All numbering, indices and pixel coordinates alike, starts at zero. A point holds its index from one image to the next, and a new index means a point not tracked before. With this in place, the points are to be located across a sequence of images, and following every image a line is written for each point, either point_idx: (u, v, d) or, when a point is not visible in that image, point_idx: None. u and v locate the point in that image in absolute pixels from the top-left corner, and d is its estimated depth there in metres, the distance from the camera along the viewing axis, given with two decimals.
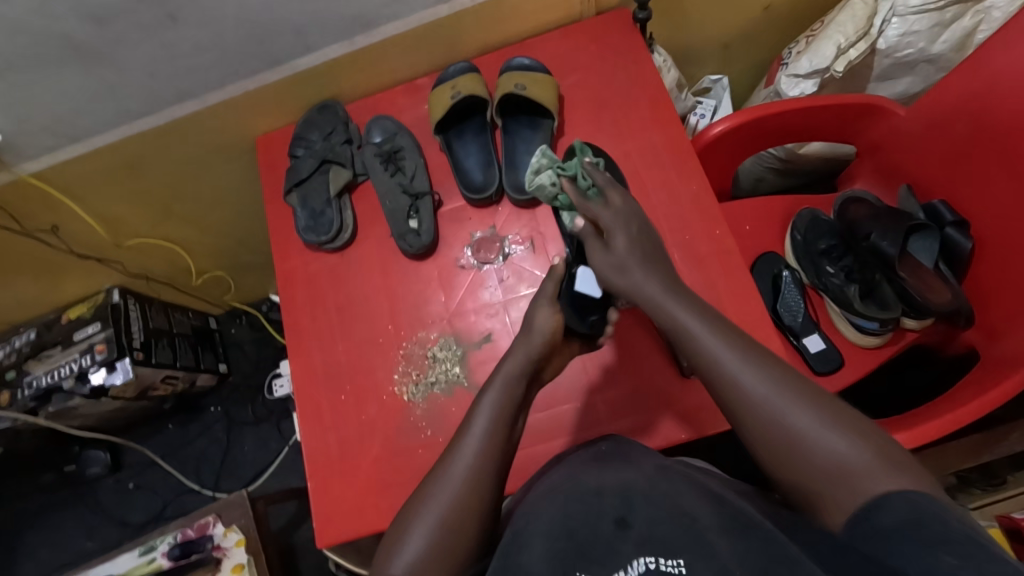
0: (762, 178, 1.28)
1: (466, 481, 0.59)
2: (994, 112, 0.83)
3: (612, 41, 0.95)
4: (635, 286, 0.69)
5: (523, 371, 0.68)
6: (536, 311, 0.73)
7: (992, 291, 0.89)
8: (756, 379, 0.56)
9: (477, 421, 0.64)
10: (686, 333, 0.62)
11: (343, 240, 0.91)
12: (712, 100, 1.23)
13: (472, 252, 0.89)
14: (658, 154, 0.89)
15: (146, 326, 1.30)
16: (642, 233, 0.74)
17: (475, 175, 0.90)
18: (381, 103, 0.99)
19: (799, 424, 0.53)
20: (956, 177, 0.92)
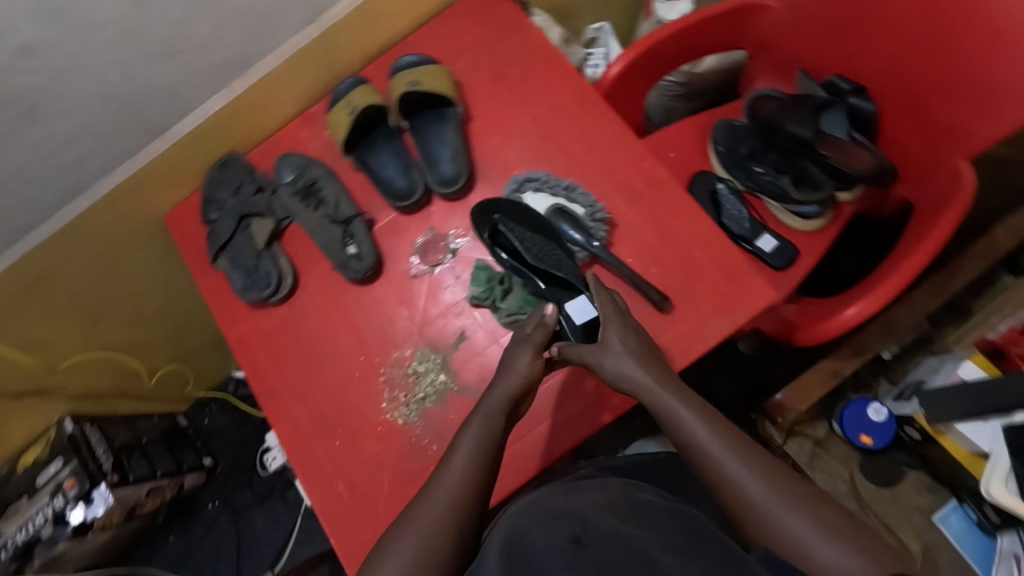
0: (672, 107, 1.31)
1: (453, 507, 0.62)
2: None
3: (488, 15, 0.95)
4: (624, 373, 0.69)
5: (505, 405, 0.69)
6: (515, 354, 0.73)
7: (905, 146, 0.97)
8: (756, 483, 0.59)
9: (464, 442, 0.67)
10: (691, 428, 0.64)
11: (286, 288, 0.88)
12: (602, 48, 1.25)
13: (419, 258, 0.87)
14: (567, 109, 0.89)
15: (112, 445, 1.25)
16: (631, 329, 0.72)
17: (398, 183, 0.86)
18: (282, 142, 0.96)
19: (797, 535, 0.56)
20: (851, 45, 0.96)
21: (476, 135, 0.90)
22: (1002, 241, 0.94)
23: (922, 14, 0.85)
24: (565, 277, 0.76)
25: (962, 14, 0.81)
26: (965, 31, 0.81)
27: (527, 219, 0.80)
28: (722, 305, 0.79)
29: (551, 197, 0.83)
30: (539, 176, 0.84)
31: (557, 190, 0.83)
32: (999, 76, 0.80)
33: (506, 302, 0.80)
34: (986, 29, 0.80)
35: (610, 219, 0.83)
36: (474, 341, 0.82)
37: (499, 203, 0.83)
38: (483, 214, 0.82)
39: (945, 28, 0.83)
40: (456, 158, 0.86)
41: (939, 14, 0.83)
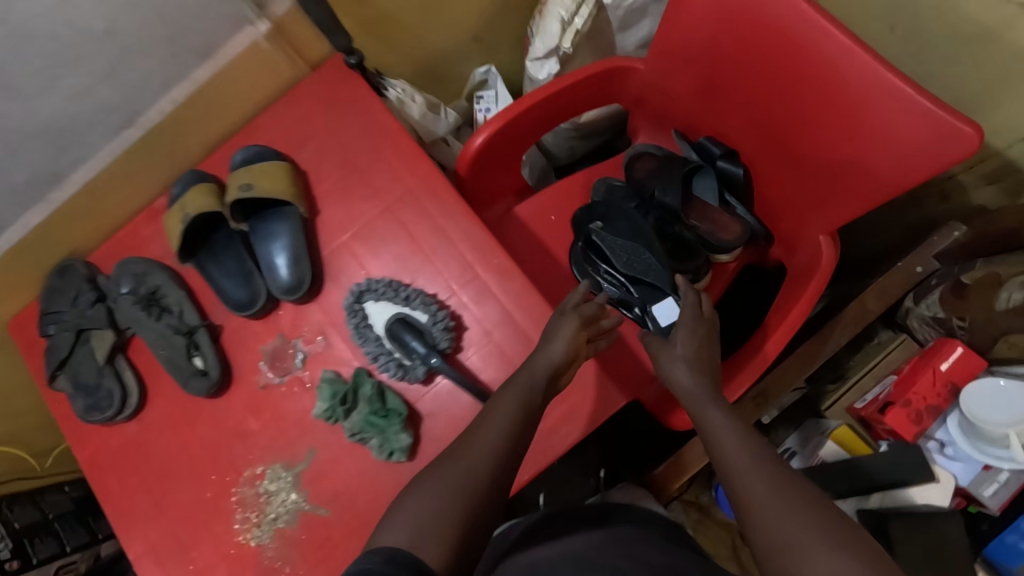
0: (572, 145, 1.32)
1: (478, 468, 0.63)
2: (737, 21, 0.79)
3: (335, 97, 0.90)
4: (670, 370, 0.73)
5: (543, 374, 0.70)
6: (557, 322, 0.75)
7: (776, 212, 0.94)
8: (757, 483, 0.57)
9: (505, 400, 0.69)
10: (710, 427, 0.64)
11: (131, 406, 0.84)
12: (491, 91, 1.20)
13: (269, 367, 0.83)
14: (416, 200, 0.85)
15: (12, 529, 1.08)
16: (706, 338, 0.76)
17: (239, 292, 0.82)
18: (125, 242, 0.90)
19: (791, 538, 0.53)
20: (717, 106, 0.91)
21: (325, 231, 0.86)
22: (871, 303, 0.92)
23: (785, 82, 0.79)
24: (654, 283, 0.92)
25: (821, 88, 0.76)
26: (825, 106, 0.77)
27: (624, 224, 0.96)
28: (568, 413, 0.78)
29: (390, 304, 0.78)
30: (377, 285, 0.78)
31: (396, 300, 0.78)
32: (865, 154, 0.76)
33: (349, 420, 0.77)
34: (844, 109, 0.75)
35: (457, 322, 0.80)
36: (326, 456, 0.79)
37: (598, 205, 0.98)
38: (581, 227, 0.98)
39: (806, 101, 0.78)
40: (297, 263, 0.81)
41: (801, 85, 0.78)
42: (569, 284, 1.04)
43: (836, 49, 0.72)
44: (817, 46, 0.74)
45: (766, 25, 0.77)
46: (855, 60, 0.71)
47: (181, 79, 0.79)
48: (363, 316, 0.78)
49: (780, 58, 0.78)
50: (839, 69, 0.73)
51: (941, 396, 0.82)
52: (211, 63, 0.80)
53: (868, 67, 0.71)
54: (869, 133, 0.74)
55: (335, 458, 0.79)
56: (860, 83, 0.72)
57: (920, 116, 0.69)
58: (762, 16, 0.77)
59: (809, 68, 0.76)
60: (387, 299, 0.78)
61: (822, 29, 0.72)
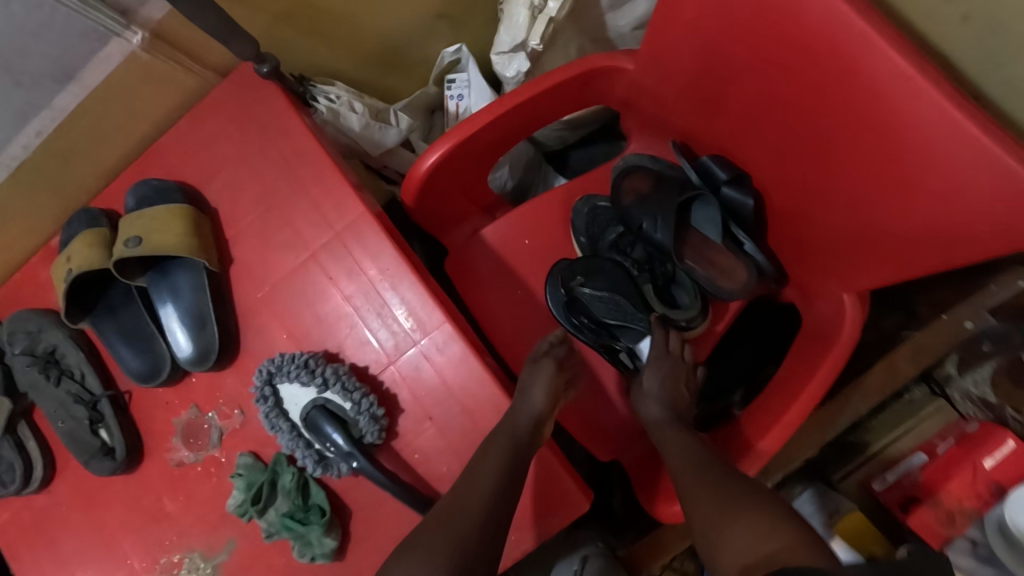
0: (564, 135, 1.11)
1: (464, 491, 0.59)
2: (755, 21, 0.59)
3: (249, 114, 0.73)
4: (645, 410, 0.78)
5: (528, 426, 0.63)
6: (529, 375, 0.69)
7: (794, 250, 0.76)
8: (692, 477, 0.64)
9: (492, 450, 0.61)
10: (670, 447, 0.71)
11: (36, 480, 0.75)
12: (465, 73, 1.01)
13: (183, 442, 0.73)
14: (345, 247, 0.70)
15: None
16: (677, 376, 0.78)
17: (139, 361, 0.70)
18: (20, 288, 0.78)
19: (711, 507, 0.58)
20: (730, 121, 0.72)
21: (240, 283, 0.72)
22: (903, 365, 0.76)
23: (818, 106, 0.60)
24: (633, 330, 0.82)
25: (865, 121, 0.56)
26: (869, 144, 0.58)
27: (599, 271, 0.85)
28: (522, 516, 0.66)
29: (305, 387, 0.66)
30: (290, 364, 0.65)
31: (312, 382, 0.65)
32: (913, 207, 0.57)
33: (265, 519, 0.66)
34: (894, 151, 0.56)
35: (389, 403, 0.67)
36: (246, 547, 0.70)
37: (575, 263, 0.85)
38: (557, 282, 0.85)
39: (844, 134, 0.59)
40: (201, 330, 0.69)
41: (838, 111, 0.58)
42: (543, 323, 0.90)
43: (886, 75, 0.52)
44: (862, 68, 0.54)
45: (795, 30, 0.56)
46: (914, 88, 0.51)
47: (38, 109, 0.63)
48: (278, 398, 0.66)
49: (812, 75, 0.58)
50: (890, 99, 0.53)
51: (982, 497, 0.71)
52: (77, 87, 0.64)
53: (932, 104, 0.51)
54: (921, 185, 0.56)
55: (257, 552, 0.69)
56: (918, 123, 0.52)
57: (999, 180, 0.50)
58: (790, 18, 0.56)
59: (852, 92, 0.56)
60: (301, 378, 0.65)
61: (873, 44, 0.52)
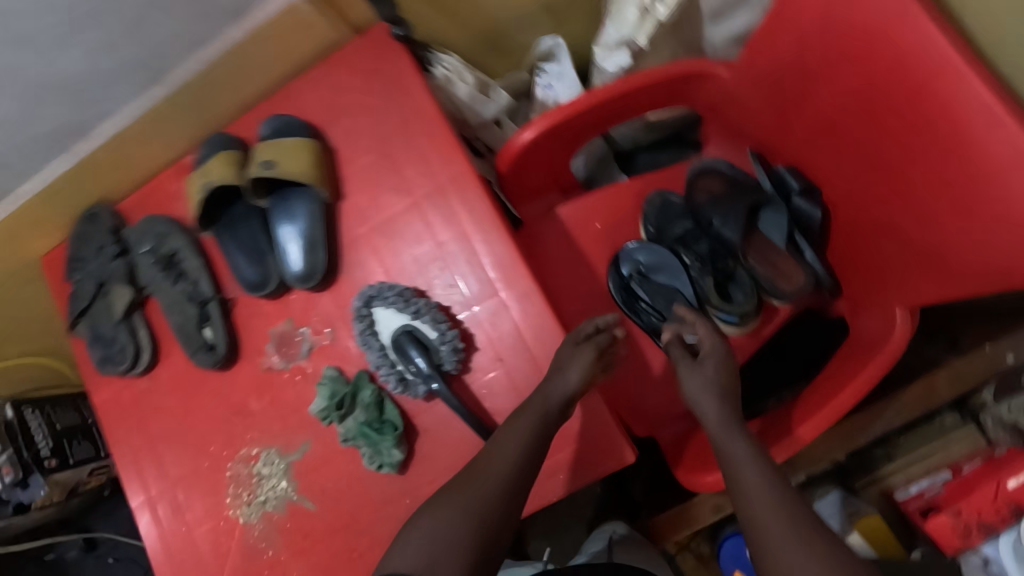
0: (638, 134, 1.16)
1: (501, 465, 0.61)
2: (868, 47, 0.64)
3: (376, 68, 0.82)
4: (697, 399, 0.72)
5: (559, 404, 0.66)
6: (565, 360, 0.69)
7: (856, 264, 0.81)
8: (755, 477, 0.60)
9: (521, 424, 0.65)
10: (729, 441, 0.65)
11: (143, 364, 0.84)
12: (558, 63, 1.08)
13: (276, 350, 0.82)
14: (448, 197, 0.78)
15: (54, 429, 1.10)
16: (729, 367, 0.75)
17: (252, 272, 0.79)
18: (153, 196, 0.88)
19: (774, 527, 0.56)
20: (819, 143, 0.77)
21: (346, 217, 0.80)
22: (941, 390, 0.80)
23: (907, 136, 0.65)
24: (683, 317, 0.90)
25: (956, 156, 0.61)
26: (947, 170, 0.63)
27: (657, 260, 0.93)
28: (573, 458, 0.73)
29: (398, 313, 0.74)
30: (387, 293, 0.73)
31: (404, 310, 0.73)
32: (981, 231, 0.62)
33: (345, 425, 0.75)
34: (970, 180, 0.61)
35: (468, 342, 0.75)
36: (320, 451, 0.78)
37: (638, 252, 0.94)
38: (616, 259, 0.95)
39: (926, 162, 0.64)
40: (312, 251, 0.77)
41: (920, 134, 0.63)
42: (602, 301, 0.97)
43: (971, 106, 0.58)
44: (949, 98, 0.59)
45: (909, 61, 0.61)
46: (993, 120, 0.56)
47: (209, 38, 0.75)
48: (371, 322, 0.74)
49: (905, 105, 0.63)
50: (973, 128, 0.58)
51: (1000, 514, 0.77)
52: (243, 24, 0.75)
53: (1017, 148, 0.55)
54: (988, 211, 0.60)
55: (329, 455, 0.78)
56: (994, 156, 0.58)
57: None
58: (889, 44, 0.62)
59: (944, 129, 0.61)
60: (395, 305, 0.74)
61: (974, 84, 0.57)
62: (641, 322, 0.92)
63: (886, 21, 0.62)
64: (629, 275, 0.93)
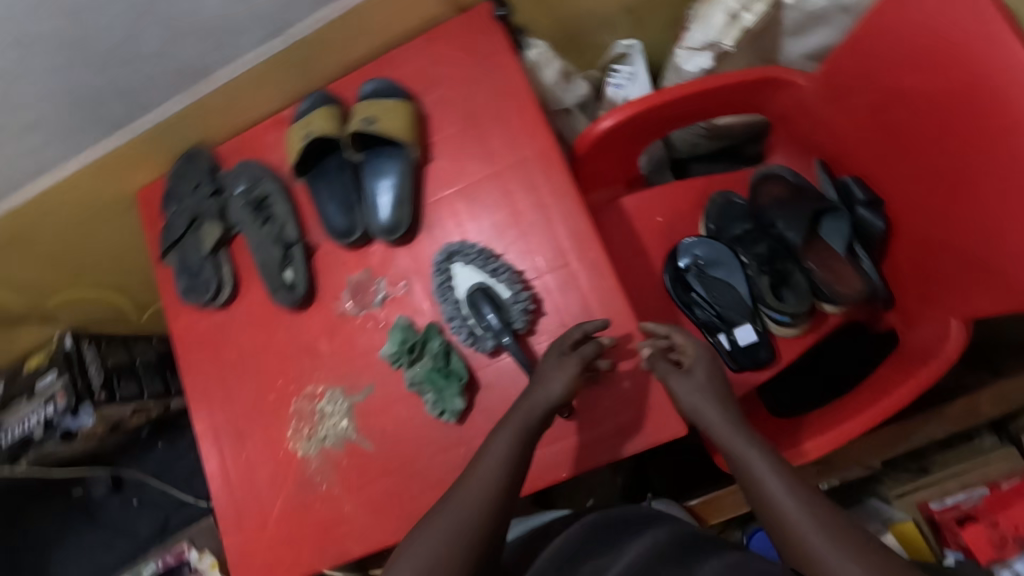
0: (698, 143, 1.19)
1: (491, 476, 0.64)
2: (944, 64, 0.67)
3: (473, 44, 0.87)
4: (699, 408, 0.69)
5: (541, 412, 0.67)
6: (550, 368, 0.70)
7: (911, 277, 0.84)
8: (776, 483, 0.61)
9: (505, 433, 0.67)
10: (742, 449, 0.65)
11: (224, 297, 0.90)
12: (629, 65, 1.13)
13: (351, 297, 0.86)
14: (529, 170, 0.83)
15: (104, 364, 1.35)
16: (715, 372, 0.72)
17: (339, 220, 0.84)
18: (248, 144, 0.94)
19: (804, 530, 0.58)
20: (886, 157, 0.81)
21: (431, 179, 0.86)
22: (984, 407, 0.84)
23: (974, 156, 0.68)
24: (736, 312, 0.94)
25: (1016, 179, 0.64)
26: (1008, 192, 0.65)
27: (716, 257, 0.96)
28: (627, 424, 0.77)
29: (477, 271, 0.79)
30: (469, 250, 0.79)
31: (483, 268, 0.79)
32: None
33: (413, 369, 0.80)
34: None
35: (537, 306, 0.79)
36: (383, 395, 0.83)
37: (697, 248, 0.97)
38: (673, 254, 0.99)
39: (990, 182, 0.67)
40: (399, 206, 0.82)
41: (987, 156, 0.66)
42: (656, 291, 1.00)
43: None
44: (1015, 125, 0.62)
45: (983, 83, 0.64)
46: None
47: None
48: (449, 276, 0.81)
49: (974, 128, 0.67)
50: None
51: None
52: None
53: None
54: None
55: (391, 399, 0.82)
56: None
57: None
58: (966, 66, 0.65)
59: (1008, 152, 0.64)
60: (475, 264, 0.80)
61: None
62: (693, 313, 0.96)
63: (966, 38, 0.64)
64: (685, 269, 0.97)
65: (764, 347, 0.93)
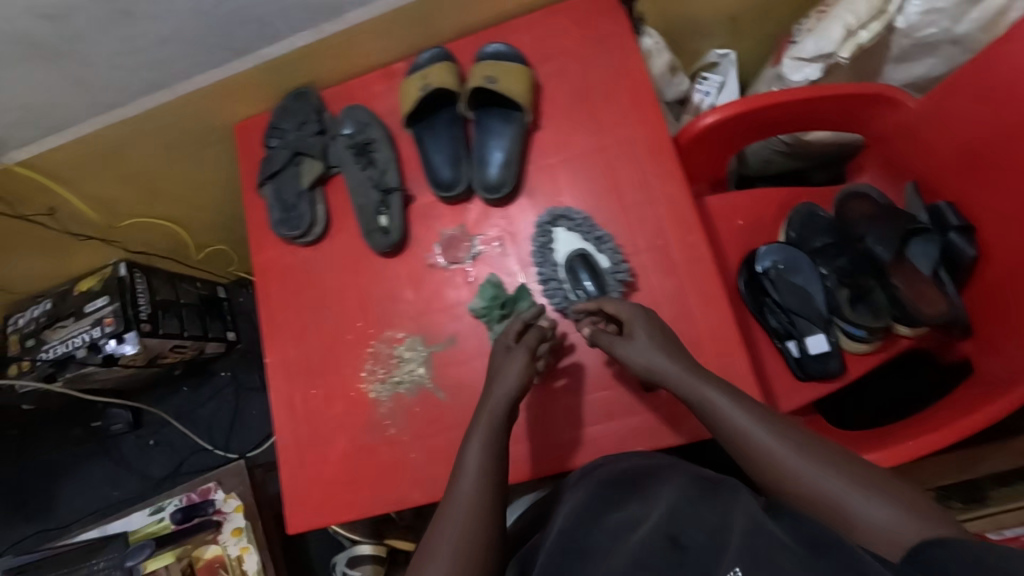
0: (770, 159, 1.21)
1: (473, 484, 0.64)
2: None
3: (595, 24, 0.89)
4: (651, 364, 0.70)
5: (504, 409, 0.69)
6: (505, 363, 0.73)
7: (993, 307, 0.84)
8: (746, 418, 0.62)
9: (476, 436, 0.68)
10: (700, 391, 0.66)
11: (314, 234, 0.91)
12: (719, 76, 1.17)
13: (441, 250, 0.88)
14: (637, 150, 0.84)
15: (153, 299, 1.38)
16: (654, 326, 0.73)
17: (445, 172, 0.86)
18: (357, 91, 0.96)
19: (782, 456, 0.59)
20: (980, 177, 0.82)
21: (536, 147, 0.88)
22: None
23: None
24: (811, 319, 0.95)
25: None
26: None
27: (795, 264, 0.98)
28: None
29: (579, 240, 0.83)
30: (575, 216, 0.83)
31: (588, 237, 0.82)
32: None
33: (502, 324, 0.82)
34: None
35: (633, 281, 0.81)
36: (463, 349, 0.84)
37: (778, 253, 0.98)
38: (751, 257, 1.00)
39: None
40: (507, 166, 0.84)
41: None
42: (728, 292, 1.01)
43: None
44: None
45: None
46: None
47: None
48: (550, 239, 0.84)
49: None
50: None
51: None
52: None
53: None
54: None
55: (473, 354, 0.83)
56: None
57: None
58: None
59: None
60: (579, 232, 0.83)
61: None
62: (766, 317, 0.97)
63: None
64: (764, 272, 0.98)
65: (834, 357, 0.94)
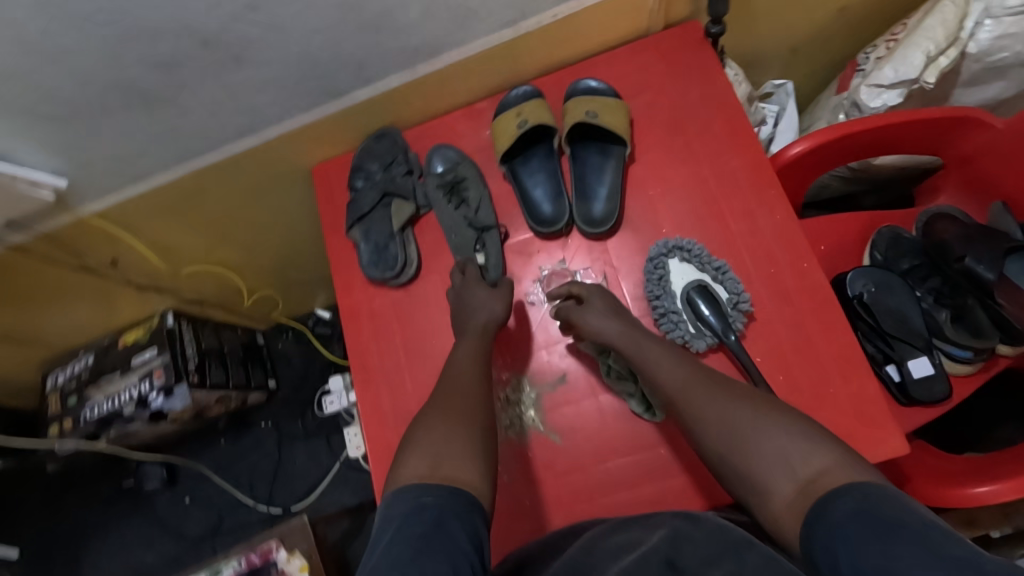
0: (826, 184, 1.12)
1: (476, 377, 0.71)
2: None
3: (683, 57, 0.90)
4: (601, 331, 0.76)
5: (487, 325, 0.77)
6: (475, 292, 0.81)
7: None
8: (676, 366, 0.69)
9: (467, 346, 0.76)
10: (633, 349, 0.73)
11: (408, 275, 0.89)
12: (775, 106, 1.16)
13: (541, 287, 0.87)
14: (737, 179, 0.84)
15: (199, 348, 1.30)
16: (609, 297, 0.80)
17: (544, 207, 0.86)
18: (440, 131, 0.95)
19: (712, 397, 0.63)
20: None
21: (632, 180, 0.87)
22: None
23: None
24: (910, 342, 0.93)
25: None
26: None
27: (889, 288, 0.96)
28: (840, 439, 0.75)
29: (695, 271, 0.82)
30: (693, 248, 0.81)
31: (707, 267, 0.81)
32: None
33: (613, 362, 0.80)
34: None
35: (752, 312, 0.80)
36: (573, 387, 0.83)
37: (869, 275, 0.97)
38: (841, 280, 0.99)
39: None
40: (609, 200, 0.84)
41: None
42: None
43: None
44: None
45: None
46: None
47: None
48: (664, 271, 0.82)
49: None
50: None
51: None
52: None
53: None
54: None
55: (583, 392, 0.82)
56: None
57: None
58: None
59: None
60: (696, 262, 0.82)
61: None
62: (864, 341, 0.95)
63: None
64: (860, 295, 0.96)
65: (939, 381, 0.92)
